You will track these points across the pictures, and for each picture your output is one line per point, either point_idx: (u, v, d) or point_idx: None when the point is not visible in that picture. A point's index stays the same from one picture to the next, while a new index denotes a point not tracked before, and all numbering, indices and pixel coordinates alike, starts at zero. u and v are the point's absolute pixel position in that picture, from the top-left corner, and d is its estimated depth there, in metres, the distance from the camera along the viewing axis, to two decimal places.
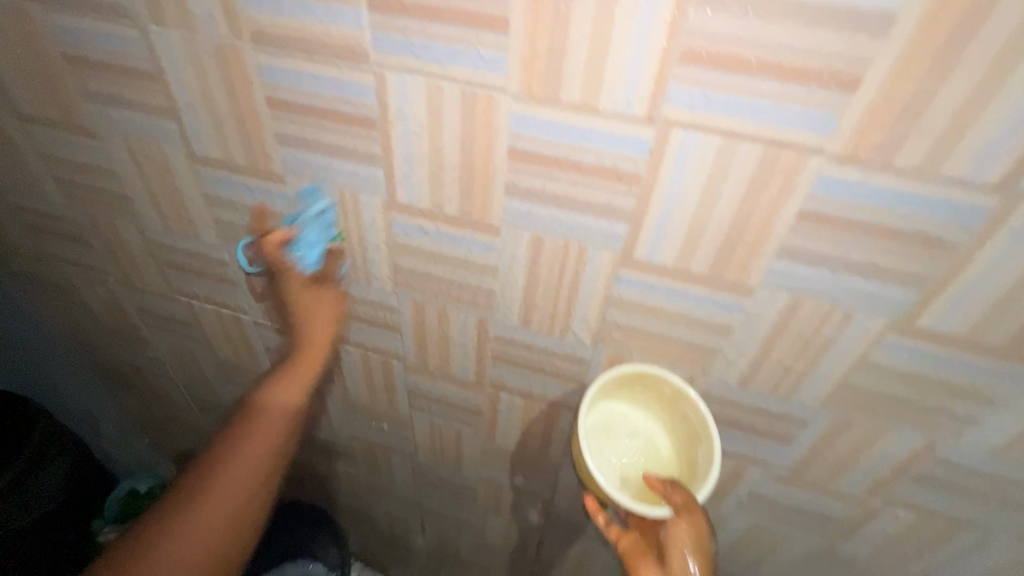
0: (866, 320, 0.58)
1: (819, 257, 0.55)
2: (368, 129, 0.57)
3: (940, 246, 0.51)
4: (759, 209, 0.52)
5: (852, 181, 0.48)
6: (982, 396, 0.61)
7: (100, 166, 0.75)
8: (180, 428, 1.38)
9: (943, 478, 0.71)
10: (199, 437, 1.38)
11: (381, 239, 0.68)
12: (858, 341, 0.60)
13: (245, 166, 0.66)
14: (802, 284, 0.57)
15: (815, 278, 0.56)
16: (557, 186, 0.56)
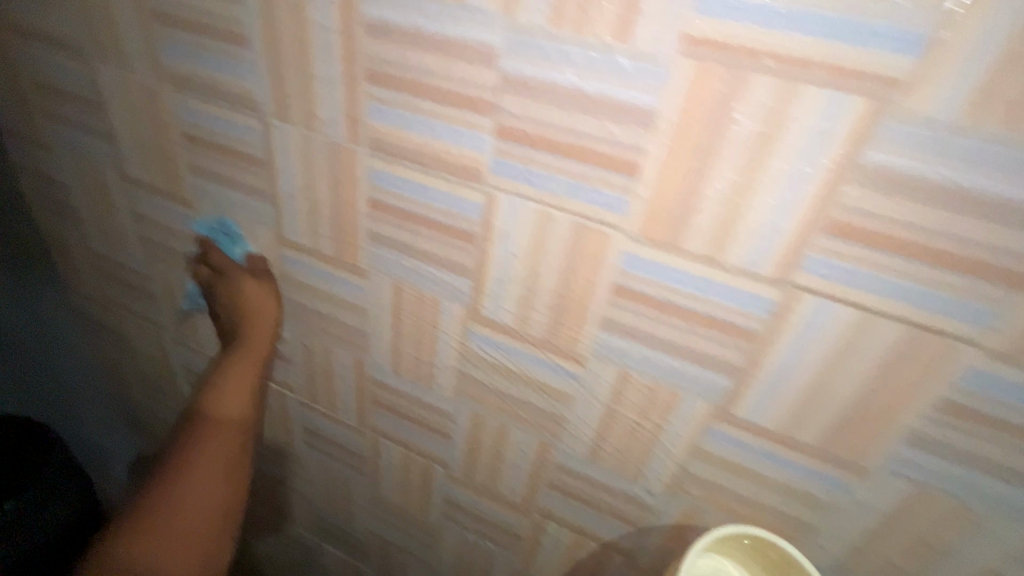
0: (1004, 530, 0.49)
1: (954, 453, 0.47)
2: (466, 243, 0.56)
3: None
4: (888, 390, 0.46)
5: (1009, 380, 0.42)
6: None
7: (186, 233, 0.76)
8: None
9: None
10: None
11: (453, 345, 0.65)
12: (990, 551, 0.51)
13: (331, 255, 0.66)
14: (928, 477, 0.49)
15: (946, 474, 0.48)
16: (656, 329, 0.52)
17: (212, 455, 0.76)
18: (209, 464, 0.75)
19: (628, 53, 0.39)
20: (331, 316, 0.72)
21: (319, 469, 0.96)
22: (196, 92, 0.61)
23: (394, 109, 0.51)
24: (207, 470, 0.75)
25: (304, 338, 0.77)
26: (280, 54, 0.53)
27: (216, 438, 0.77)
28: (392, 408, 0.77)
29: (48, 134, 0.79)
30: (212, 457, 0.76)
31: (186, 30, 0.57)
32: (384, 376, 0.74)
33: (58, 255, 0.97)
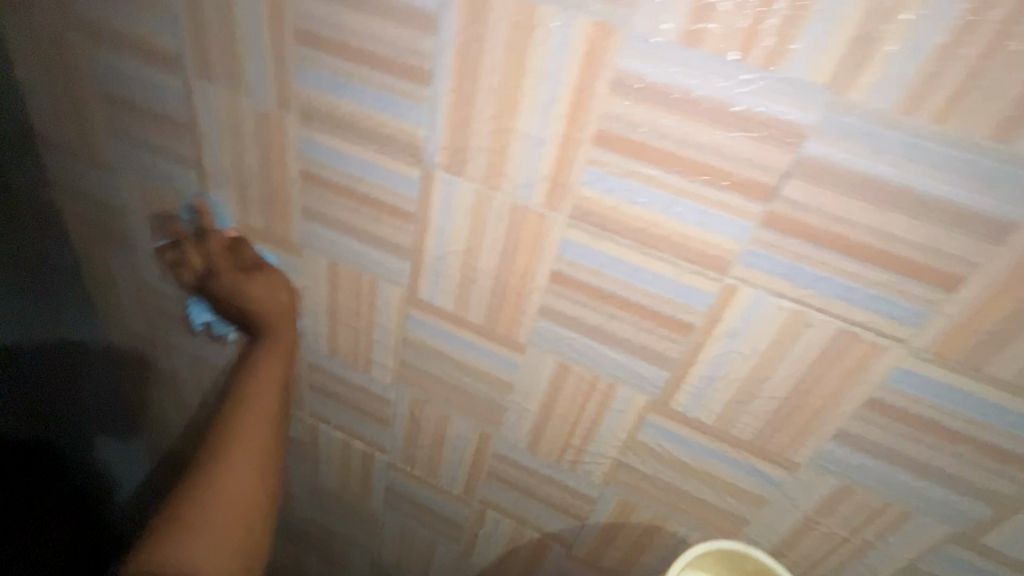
0: None
1: None
2: (676, 334, 0.47)
3: None
4: None
5: None
6: None
7: (279, 278, 0.65)
8: None
9: None
10: None
11: (618, 432, 0.57)
12: None
13: (478, 324, 0.56)
14: None
15: None
16: (909, 447, 0.44)
17: (269, 411, 0.64)
18: (268, 426, 0.64)
19: (1002, 155, 0.32)
20: (460, 384, 0.63)
21: (395, 533, 0.85)
22: (333, 129, 0.50)
23: (624, 179, 0.41)
24: (245, 483, 0.60)
25: (415, 400, 0.67)
26: (473, 100, 0.43)
27: (256, 423, 0.63)
28: (511, 483, 0.69)
29: (110, 153, 0.66)
30: (237, 469, 0.60)
31: (340, 58, 0.46)
32: (512, 451, 0.65)
33: (97, 283, 0.84)
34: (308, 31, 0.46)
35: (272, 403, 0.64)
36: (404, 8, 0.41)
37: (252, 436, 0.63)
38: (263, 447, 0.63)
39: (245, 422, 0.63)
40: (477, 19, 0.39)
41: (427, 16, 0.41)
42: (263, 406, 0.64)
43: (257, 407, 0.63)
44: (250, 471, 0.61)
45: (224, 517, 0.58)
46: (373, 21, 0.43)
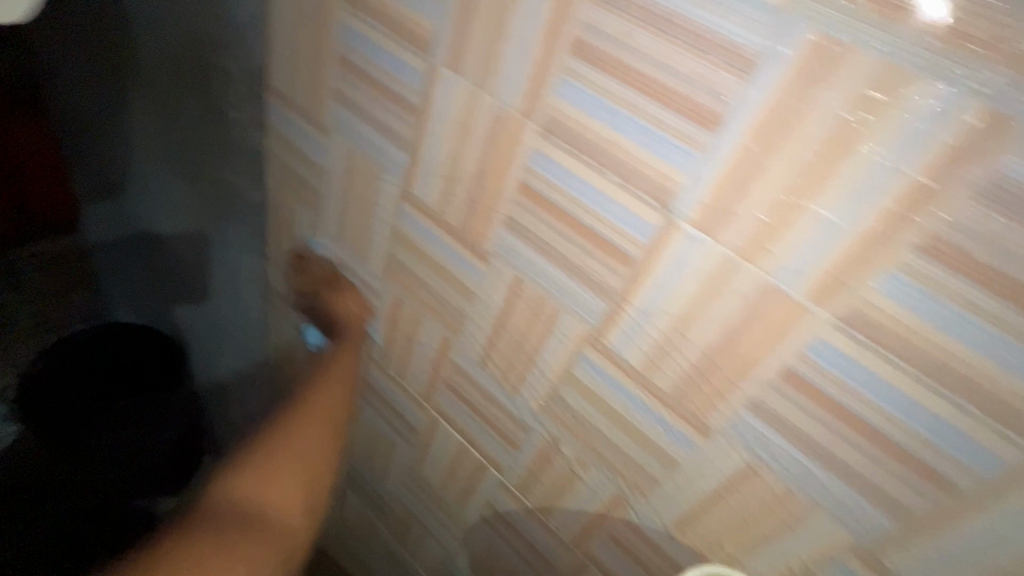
0: None
1: None
2: (932, 487, 0.39)
3: None
4: None
5: None
6: None
7: (452, 276, 0.63)
8: None
9: None
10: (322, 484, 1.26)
11: (791, 554, 0.50)
12: None
13: (664, 392, 0.50)
14: None
15: None
16: None
17: (313, 447, 0.74)
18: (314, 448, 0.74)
19: None
20: (613, 439, 0.58)
21: (481, 543, 0.84)
22: (576, 151, 0.46)
23: (945, 302, 0.34)
24: (294, 470, 0.71)
25: (554, 437, 0.63)
26: (770, 162, 0.37)
27: (301, 437, 0.74)
28: (631, 554, 0.63)
29: (326, 114, 0.68)
30: (295, 443, 0.73)
31: (615, 80, 0.41)
32: (645, 525, 0.60)
33: (274, 225, 0.90)
34: (593, 44, 0.41)
35: (318, 422, 0.76)
36: (728, 44, 0.35)
37: (306, 448, 0.73)
38: (303, 476, 0.71)
39: (294, 447, 0.73)
40: (820, 75, 0.33)
41: (753, 57, 0.35)
42: (315, 419, 0.76)
43: (303, 440, 0.73)
44: (309, 469, 0.72)
45: (263, 512, 0.67)
46: (678, 48, 0.37)
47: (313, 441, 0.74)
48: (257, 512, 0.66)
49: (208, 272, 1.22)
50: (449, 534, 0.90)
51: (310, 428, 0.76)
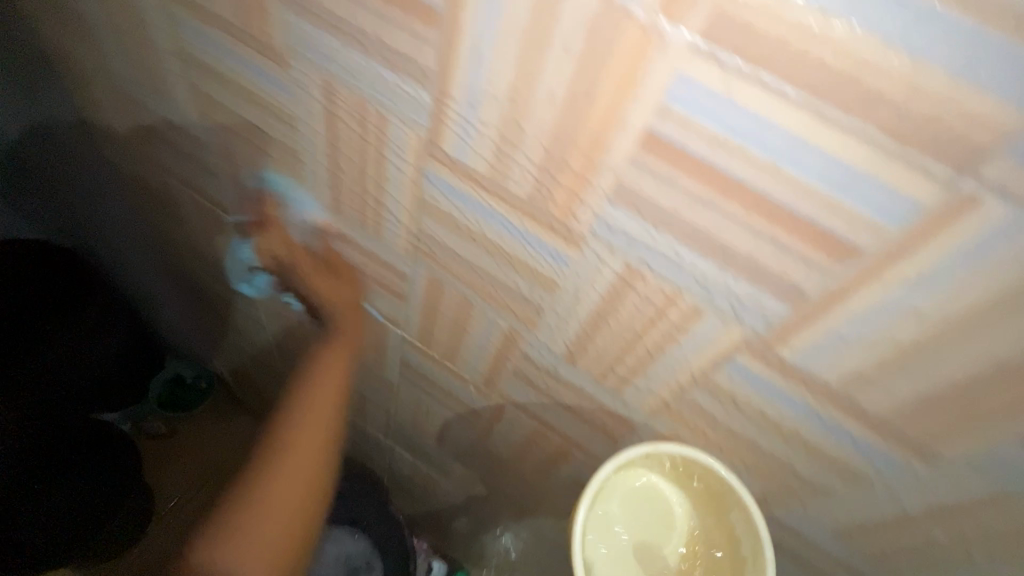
0: None
1: None
2: (824, 257, 0.30)
3: None
4: None
5: None
6: None
7: (264, 99, 0.49)
8: (244, 354, 1.20)
9: None
10: (264, 371, 1.20)
11: (682, 367, 0.42)
12: None
13: (520, 201, 0.40)
14: None
15: None
16: None
17: (320, 436, 0.63)
18: (319, 442, 0.63)
19: None
20: (485, 270, 0.48)
21: (411, 400, 0.81)
22: None
23: None
24: (309, 479, 0.61)
25: (432, 281, 0.54)
26: None
27: (320, 431, 0.63)
28: (536, 386, 0.57)
29: None
30: (302, 444, 0.62)
31: None
32: (543, 359, 0.53)
33: (79, 82, 0.72)
34: None
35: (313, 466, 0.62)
36: None
37: (306, 460, 0.62)
38: (324, 475, 0.63)
39: (300, 439, 0.62)
40: None
41: None
42: (323, 407, 0.65)
43: (313, 409, 0.64)
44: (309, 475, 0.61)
45: (285, 498, 0.59)
46: None
47: (313, 459, 0.62)
48: (239, 525, 0.57)
49: (37, 155, 0.99)
50: (380, 390, 0.85)
51: (302, 419, 0.63)
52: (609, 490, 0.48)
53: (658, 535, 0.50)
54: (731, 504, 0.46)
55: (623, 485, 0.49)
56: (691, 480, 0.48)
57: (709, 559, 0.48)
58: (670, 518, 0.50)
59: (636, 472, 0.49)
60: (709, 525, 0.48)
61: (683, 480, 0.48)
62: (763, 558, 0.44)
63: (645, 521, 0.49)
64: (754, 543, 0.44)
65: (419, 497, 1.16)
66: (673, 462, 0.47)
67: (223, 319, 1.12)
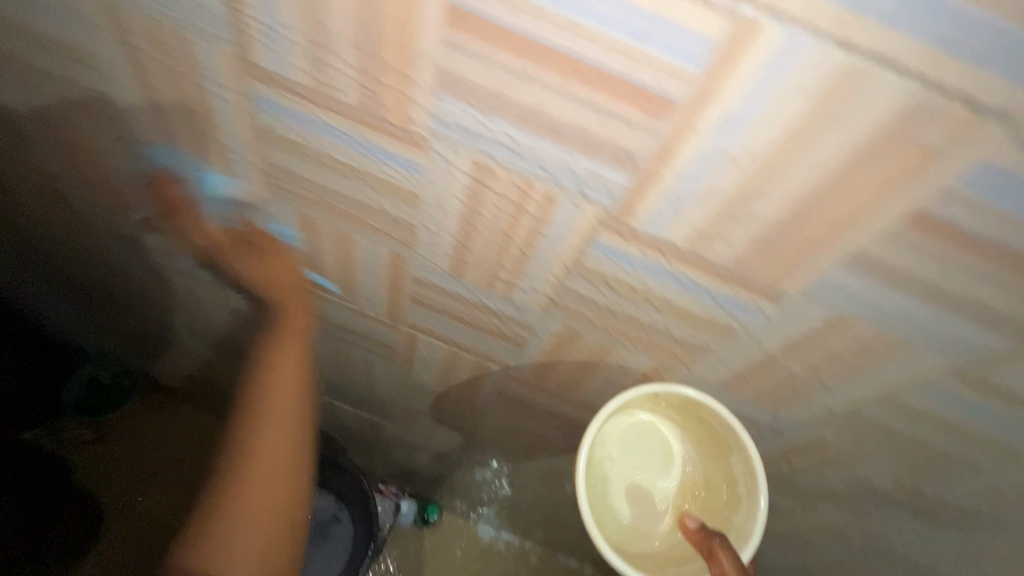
0: None
1: None
2: (642, 115, 0.30)
3: None
4: None
5: None
6: None
7: (53, 39, 0.43)
8: (149, 352, 1.10)
9: None
10: (176, 364, 1.10)
11: (555, 259, 0.43)
12: None
13: (355, 111, 0.37)
14: None
15: None
16: (940, 274, 0.32)
17: (286, 398, 0.60)
18: (286, 400, 0.60)
19: None
20: (349, 194, 0.45)
21: (331, 352, 0.79)
22: None
23: None
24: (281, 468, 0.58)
25: (304, 219, 0.51)
26: None
27: (286, 404, 0.59)
28: (439, 308, 0.57)
29: None
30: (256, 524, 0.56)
31: None
32: (433, 279, 0.52)
33: None
34: None
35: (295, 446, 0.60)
36: None
37: (265, 477, 0.57)
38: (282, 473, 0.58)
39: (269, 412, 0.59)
40: None
41: None
42: (288, 402, 0.60)
43: (266, 386, 0.59)
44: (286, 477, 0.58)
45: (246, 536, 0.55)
46: None
47: (282, 429, 0.59)
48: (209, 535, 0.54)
49: None
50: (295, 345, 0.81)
51: (274, 392, 0.59)
52: (617, 425, 0.57)
53: (660, 470, 0.57)
54: (733, 449, 0.52)
55: (631, 423, 0.57)
56: (694, 421, 0.54)
57: (705, 496, 0.56)
58: (670, 458, 0.57)
59: (643, 414, 0.57)
60: (709, 468, 0.55)
61: (689, 420, 0.55)
62: (755, 500, 0.50)
63: (646, 456, 0.57)
64: (748, 481, 0.51)
65: (372, 452, 1.16)
66: (681, 403, 0.53)
67: (111, 317, 1.00)
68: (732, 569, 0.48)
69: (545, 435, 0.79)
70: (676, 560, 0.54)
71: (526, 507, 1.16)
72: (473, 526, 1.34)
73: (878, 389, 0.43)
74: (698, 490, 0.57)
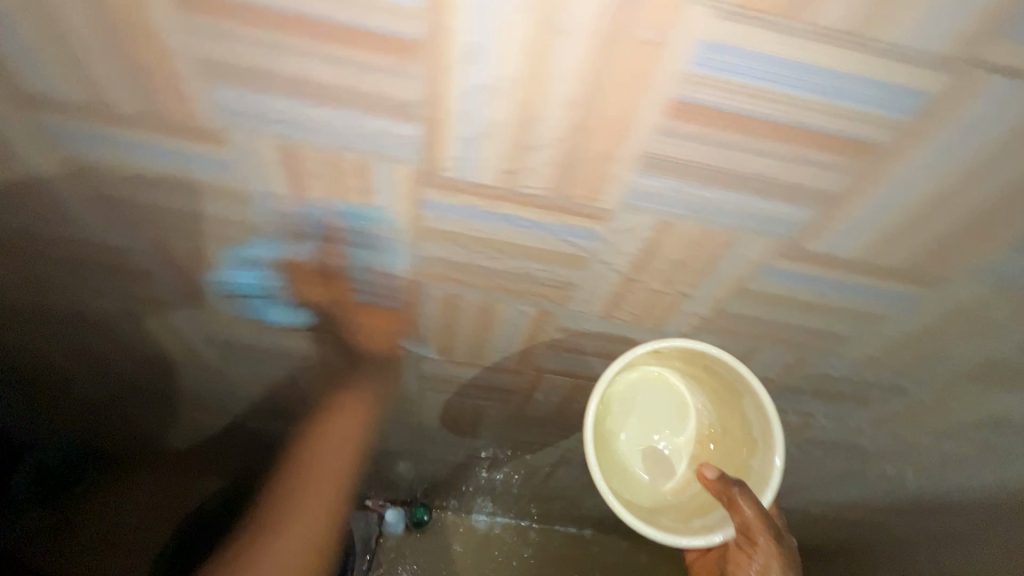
0: None
1: None
2: (395, 62, 0.30)
3: None
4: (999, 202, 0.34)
5: None
6: None
7: None
8: None
9: None
10: None
11: (398, 227, 0.43)
12: None
13: (144, 118, 0.36)
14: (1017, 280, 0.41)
15: None
16: (720, 159, 0.34)
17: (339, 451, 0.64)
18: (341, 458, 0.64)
19: None
20: (183, 209, 0.45)
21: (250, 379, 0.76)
22: None
23: None
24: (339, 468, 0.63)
25: (155, 244, 0.50)
26: None
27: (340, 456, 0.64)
28: (325, 305, 0.56)
29: None
30: (301, 526, 0.58)
31: None
32: (304, 277, 0.52)
33: None
34: None
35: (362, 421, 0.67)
36: None
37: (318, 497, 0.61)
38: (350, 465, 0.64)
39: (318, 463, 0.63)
40: None
41: None
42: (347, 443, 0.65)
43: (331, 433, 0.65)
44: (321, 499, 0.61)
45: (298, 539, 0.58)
46: None
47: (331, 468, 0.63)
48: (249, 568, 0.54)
49: None
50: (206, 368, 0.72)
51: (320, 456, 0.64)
52: (629, 386, 0.59)
53: (674, 420, 0.60)
54: (743, 394, 0.54)
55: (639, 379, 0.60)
56: (702, 370, 0.56)
57: (723, 439, 0.58)
58: (683, 407, 0.60)
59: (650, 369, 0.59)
60: (724, 414, 0.57)
61: (697, 370, 0.56)
62: (771, 438, 0.51)
63: (660, 408, 0.60)
64: (762, 423, 0.52)
65: None
66: (684, 355, 0.55)
67: None
68: (753, 514, 0.49)
69: (486, 410, 0.79)
70: (700, 513, 0.55)
71: (500, 486, 1.17)
72: (467, 519, 1.34)
73: (727, 283, 0.45)
74: (715, 436, 0.59)
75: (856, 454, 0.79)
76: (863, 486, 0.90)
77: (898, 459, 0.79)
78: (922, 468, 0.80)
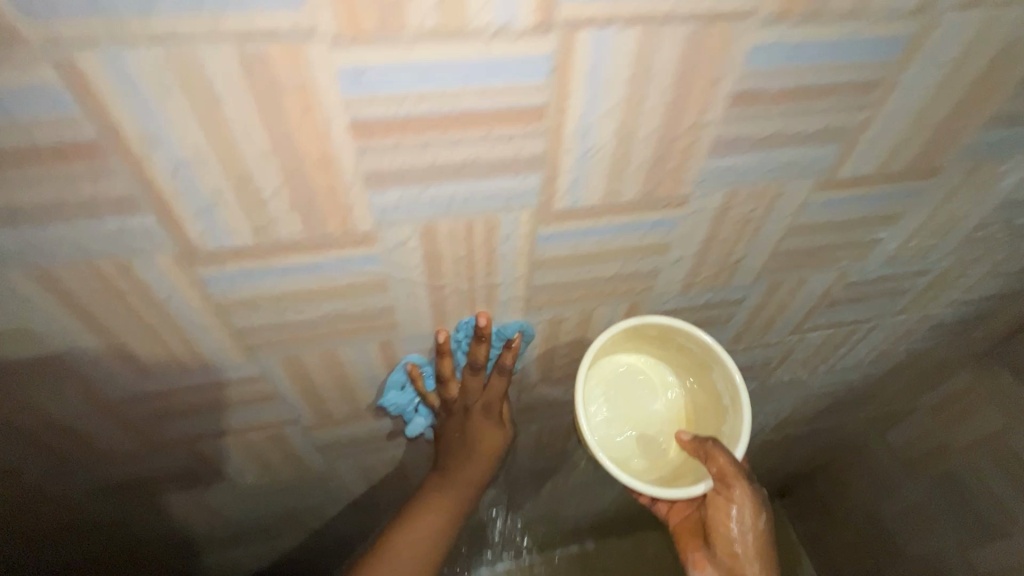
0: (795, 190, 0.51)
1: (755, 143, 0.44)
2: (92, 163, 0.33)
3: (869, 91, 0.43)
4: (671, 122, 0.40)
5: (790, 45, 0.38)
6: (893, 217, 0.59)
7: None
8: None
9: (858, 290, 0.71)
10: None
11: (196, 310, 0.45)
12: (789, 210, 0.53)
13: None
14: (738, 176, 0.47)
15: (750, 166, 0.47)
16: (428, 157, 0.38)
17: None
18: None
19: None
20: None
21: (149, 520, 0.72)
22: None
23: None
24: None
25: None
26: None
27: None
28: (177, 410, 0.55)
29: None
30: None
31: None
32: (138, 390, 0.51)
33: None
34: None
35: None
36: None
37: None
38: None
39: None
40: None
41: None
42: None
43: None
44: None
45: None
46: None
47: None
48: None
49: None
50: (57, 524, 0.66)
51: None
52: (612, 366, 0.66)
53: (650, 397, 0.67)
54: (713, 368, 0.62)
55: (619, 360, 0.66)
56: (671, 347, 0.63)
57: (696, 411, 0.65)
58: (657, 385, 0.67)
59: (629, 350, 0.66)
60: (697, 389, 0.65)
61: (671, 350, 0.64)
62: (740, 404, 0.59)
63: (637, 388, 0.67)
64: (731, 392, 0.60)
65: None
66: (657, 333, 0.62)
67: None
68: (728, 463, 0.56)
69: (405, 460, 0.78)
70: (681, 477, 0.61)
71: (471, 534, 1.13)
72: None
73: (518, 260, 0.49)
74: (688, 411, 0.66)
75: (746, 373, 0.84)
76: (775, 399, 0.96)
77: (784, 364, 0.85)
78: (807, 363, 0.87)
